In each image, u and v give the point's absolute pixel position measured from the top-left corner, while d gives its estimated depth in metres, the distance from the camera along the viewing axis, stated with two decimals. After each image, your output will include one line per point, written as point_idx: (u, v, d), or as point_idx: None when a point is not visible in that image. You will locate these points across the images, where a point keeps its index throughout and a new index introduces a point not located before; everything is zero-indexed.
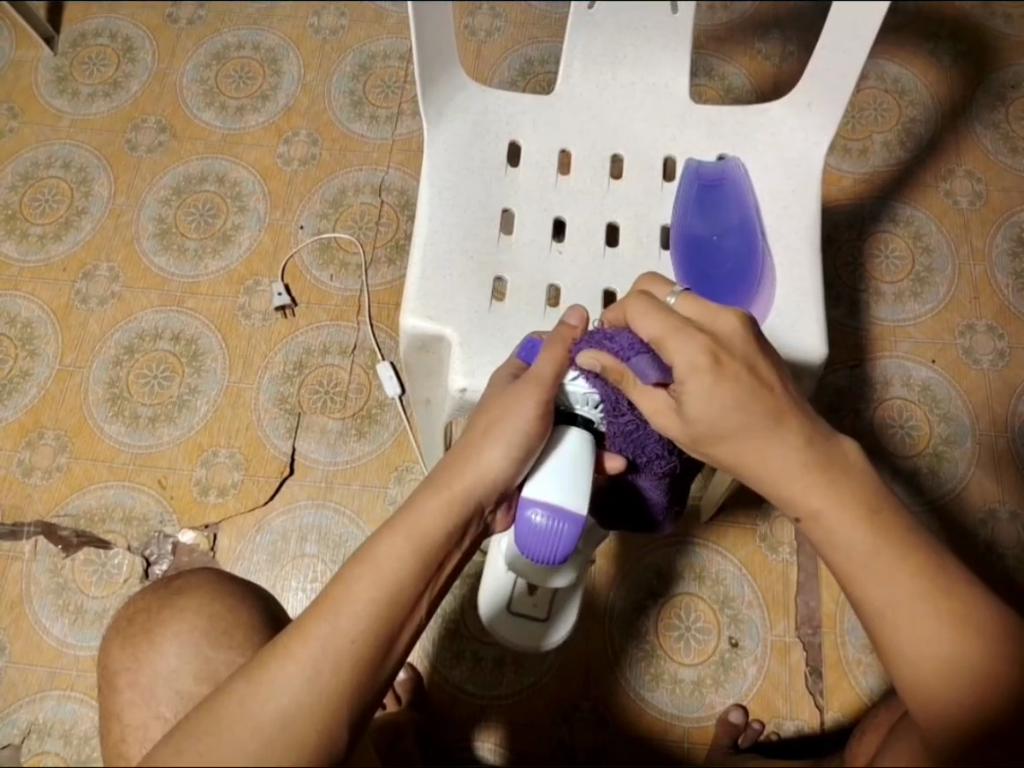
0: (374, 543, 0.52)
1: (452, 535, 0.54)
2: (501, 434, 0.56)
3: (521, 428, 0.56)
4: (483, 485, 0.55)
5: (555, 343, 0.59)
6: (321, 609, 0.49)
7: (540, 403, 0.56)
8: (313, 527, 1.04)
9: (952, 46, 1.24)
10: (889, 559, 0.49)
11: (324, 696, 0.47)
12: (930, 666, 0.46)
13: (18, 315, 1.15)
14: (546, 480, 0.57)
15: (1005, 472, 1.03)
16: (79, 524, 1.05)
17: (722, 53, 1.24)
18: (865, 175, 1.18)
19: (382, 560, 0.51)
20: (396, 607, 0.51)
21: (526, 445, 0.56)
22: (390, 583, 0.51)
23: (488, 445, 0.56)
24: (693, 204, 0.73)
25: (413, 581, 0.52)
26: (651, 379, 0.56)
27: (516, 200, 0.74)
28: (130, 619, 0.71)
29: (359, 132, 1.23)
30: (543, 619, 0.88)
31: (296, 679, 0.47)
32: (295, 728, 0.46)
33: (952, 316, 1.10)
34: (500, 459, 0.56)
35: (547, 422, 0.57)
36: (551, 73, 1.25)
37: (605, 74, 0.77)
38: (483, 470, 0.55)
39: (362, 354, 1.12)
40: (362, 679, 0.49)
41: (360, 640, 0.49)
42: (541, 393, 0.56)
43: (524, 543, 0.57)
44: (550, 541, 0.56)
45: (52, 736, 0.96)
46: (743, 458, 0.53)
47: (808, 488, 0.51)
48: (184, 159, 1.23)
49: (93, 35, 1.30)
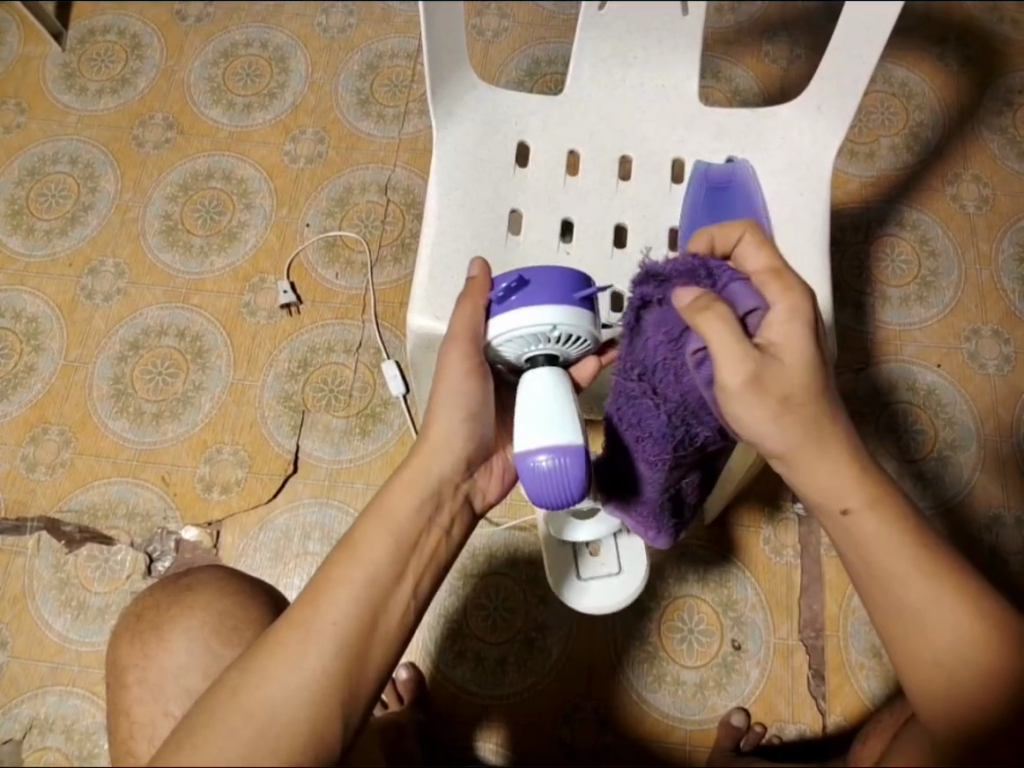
0: (353, 529, 0.55)
1: (425, 511, 0.57)
2: (442, 400, 0.60)
3: (458, 391, 0.60)
4: (445, 458, 0.59)
5: (466, 297, 0.61)
6: (306, 598, 0.51)
7: (466, 356, 0.60)
8: (316, 525, 1.04)
9: (960, 51, 1.24)
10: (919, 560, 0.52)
11: (315, 680, 0.48)
12: (949, 665, 0.51)
13: (23, 310, 1.15)
14: (533, 422, 0.57)
15: (1011, 477, 1.03)
16: (82, 519, 1.05)
17: (730, 56, 1.24)
18: (871, 179, 1.18)
19: (360, 544, 0.53)
20: (378, 587, 0.52)
21: (470, 403, 0.60)
22: (368, 564, 0.53)
23: (439, 419, 0.60)
24: (702, 204, 0.72)
25: (391, 561, 0.53)
26: (744, 305, 0.55)
27: (524, 199, 0.74)
28: (137, 616, 0.71)
29: (366, 131, 1.23)
30: (618, 573, 0.85)
31: (285, 666, 0.48)
32: (287, 714, 0.47)
33: (958, 320, 1.10)
34: (450, 424, 0.60)
35: (481, 371, 0.61)
36: (558, 73, 1.25)
37: (614, 75, 0.77)
38: (439, 445, 0.59)
39: (366, 352, 1.12)
40: (352, 664, 0.49)
41: (346, 625, 0.50)
42: (467, 350, 0.60)
43: (533, 488, 0.57)
44: (556, 477, 0.56)
45: (53, 732, 0.96)
46: (801, 445, 0.53)
47: (859, 487, 0.53)
48: (191, 156, 1.23)
49: (102, 31, 1.30)
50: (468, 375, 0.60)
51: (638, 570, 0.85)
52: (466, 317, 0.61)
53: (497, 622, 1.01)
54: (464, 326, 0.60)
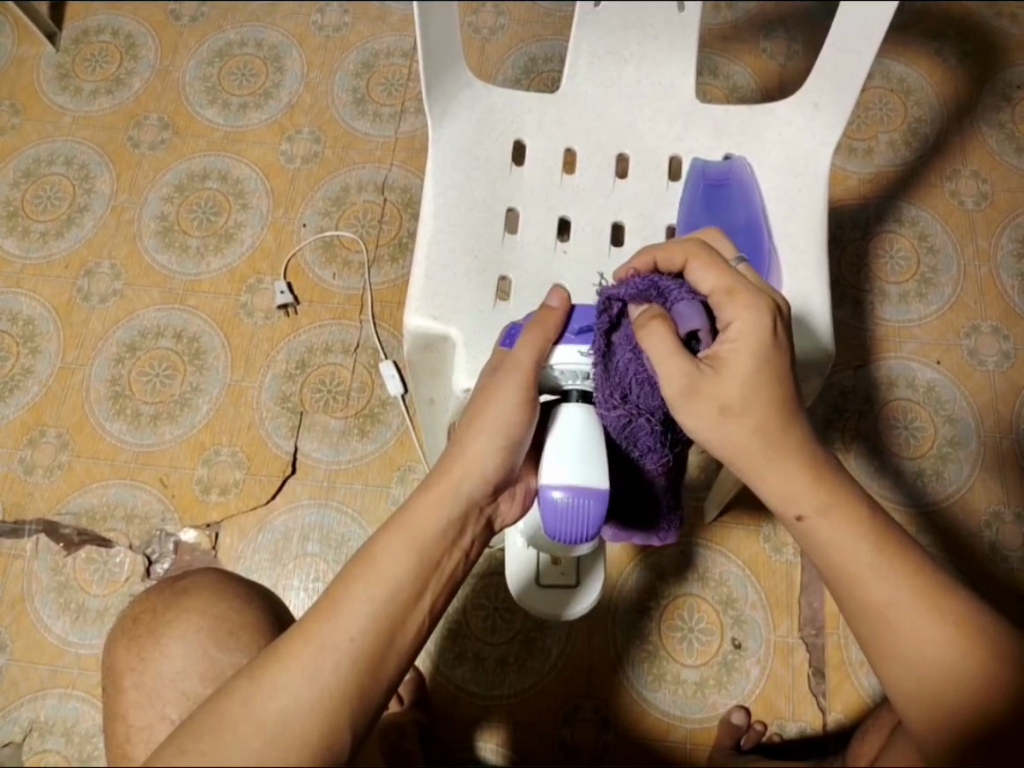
0: (372, 543, 0.54)
1: (447, 531, 0.56)
2: (486, 423, 0.57)
3: (502, 417, 0.57)
4: (473, 480, 0.57)
5: (535, 325, 0.59)
6: (320, 610, 0.51)
7: (522, 386, 0.57)
8: (315, 526, 1.04)
9: (958, 46, 1.24)
10: (888, 561, 0.53)
11: (326, 693, 0.47)
12: (940, 677, 0.51)
13: (19, 313, 1.15)
14: (561, 458, 0.56)
15: (1011, 473, 1.03)
16: (80, 522, 1.04)
17: (727, 53, 1.23)
18: (870, 175, 1.17)
19: (382, 559, 0.53)
20: (396, 604, 0.52)
21: (513, 434, 0.58)
22: (388, 580, 0.52)
23: (472, 441, 0.57)
24: (699, 204, 0.72)
25: (412, 579, 0.53)
26: (691, 325, 0.55)
27: (520, 198, 0.74)
28: (135, 619, 0.70)
29: (362, 130, 1.23)
30: (577, 584, 0.74)
31: (297, 676, 0.47)
32: (297, 725, 0.46)
33: (957, 317, 1.10)
34: (487, 449, 0.57)
35: (533, 403, 0.58)
36: (555, 71, 1.24)
37: (610, 73, 0.76)
38: (469, 466, 0.57)
39: (364, 353, 1.11)
40: (364, 678, 0.49)
41: (361, 638, 0.50)
42: (525, 381, 0.57)
43: (552, 526, 0.56)
44: (579, 518, 0.55)
45: (53, 735, 0.95)
46: (754, 453, 0.54)
47: (813, 496, 0.53)
48: (187, 157, 1.22)
49: (95, 31, 1.30)
50: (521, 402, 0.57)
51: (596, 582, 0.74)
52: (527, 343, 0.58)
53: (497, 622, 1.01)
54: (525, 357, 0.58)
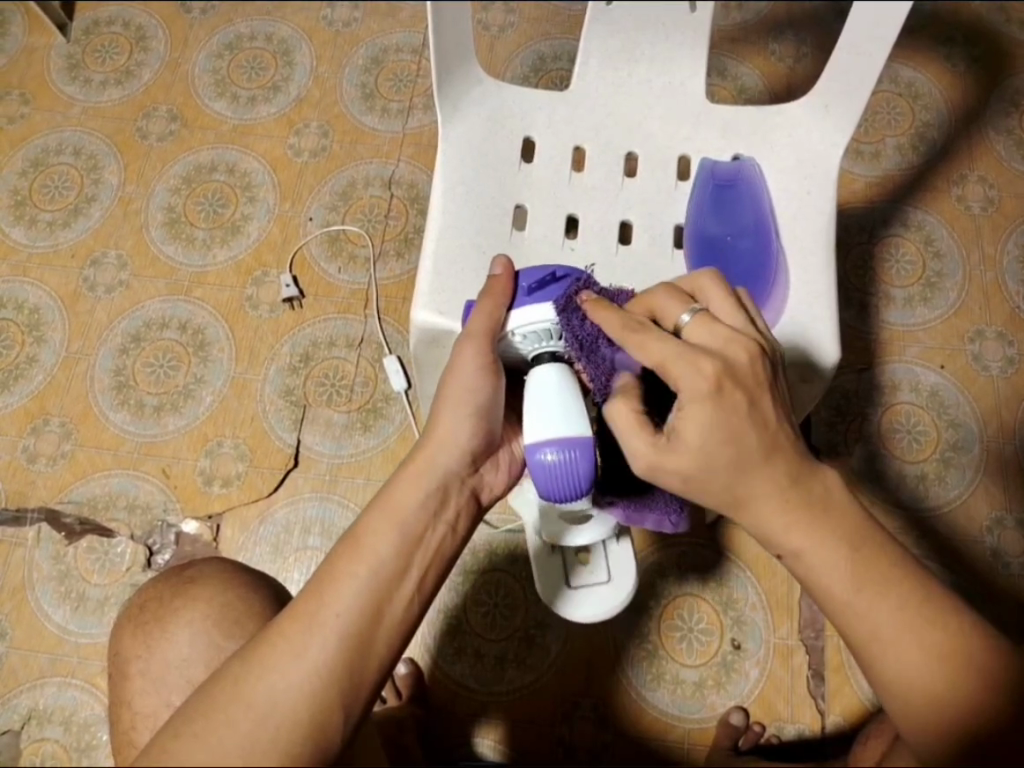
0: (355, 523, 0.54)
1: (429, 503, 0.56)
2: (454, 396, 0.59)
3: (469, 388, 0.59)
4: (447, 452, 0.58)
5: (487, 296, 0.61)
6: (307, 592, 0.51)
7: (480, 352, 0.59)
8: (317, 520, 1.04)
9: (968, 51, 1.24)
10: (870, 584, 0.52)
11: (317, 673, 0.48)
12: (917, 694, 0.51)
13: (25, 301, 1.15)
14: (544, 418, 0.57)
15: (1014, 480, 1.03)
16: (82, 511, 1.05)
17: (736, 54, 1.23)
18: (876, 179, 1.17)
19: (365, 539, 0.53)
20: (381, 580, 0.52)
21: (481, 402, 0.59)
22: (371, 557, 0.52)
23: (443, 416, 0.59)
24: (707, 204, 0.73)
25: (396, 555, 0.53)
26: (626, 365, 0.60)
27: (529, 195, 0.74)
28: (140, 607, 0.71)
29: (370, 125, 1.23)
30: (607, 582, 0.78)
31: (286, 657, 0.48)
32: (288, 704, 0.47)
33: (962, 322, 1.10)
34: (456, 421, 0.59)
35: (495, 368, 0.59)
36: (564, 70, 1.25)
37: (621, 71, 0.76)
38: (442, 440, 0.59)
39: (368, 348, 1.11)
40: (354, 657, 0.49)
41: (348, 616, 0.50)
42: (482, 347, 0.59)
43: (544, 484, 0.57)
44: (569, 470, 0.56)
45: (52, 723, 0.95)
46: (721, 494, 0.53)
47: (797, 527, 0.53)
48: (194, 149, 1.22)
49: (105, 23, 1.30)
50: (484, 370, 0.59)
51: (626, 580, 0.78)
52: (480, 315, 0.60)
53: (496, 619, 1.01)
54: (480, 324, 0.59)
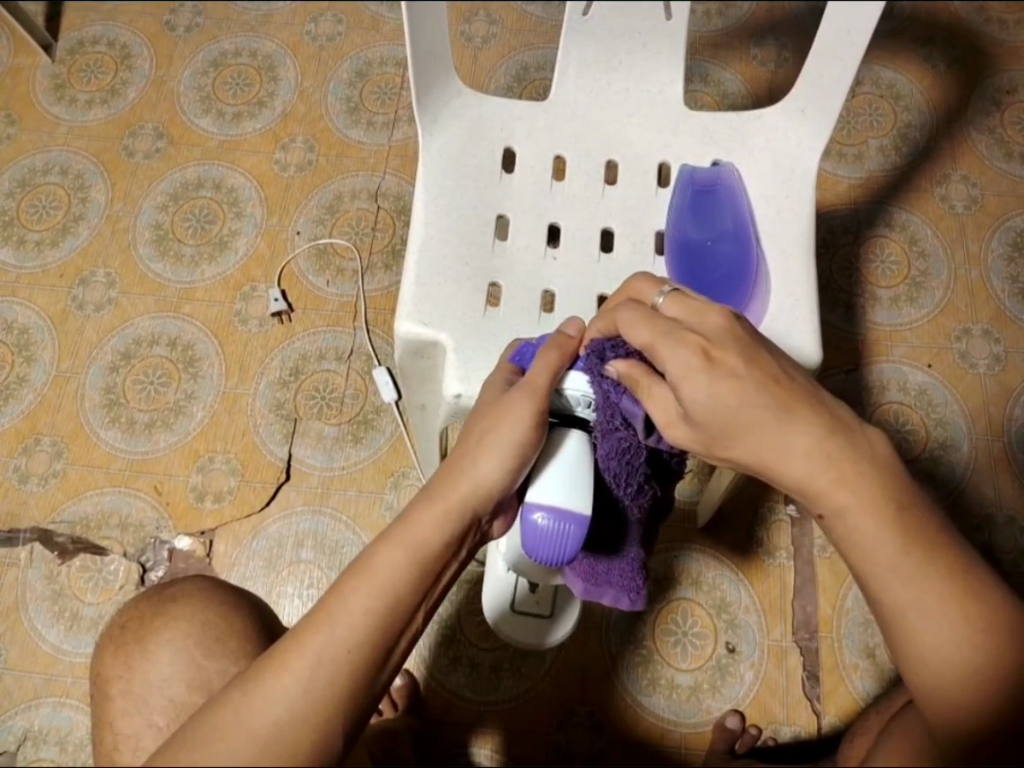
0: (371, 552, 0.52)
1: (451, 547, 0.53)
2: (497, 442, 0.55)
3: (515, 437, 0.55)
4: (480, 496, 0.54)
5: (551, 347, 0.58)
6: (315, 618, 0.49)
7: (535, 411, 0.55)
8: (309, 533, 1.04)
9: (947, 52, 1.25)
10: (917, 552, 0.47)
11: (319, 705, 0.47)
12: (946, 674, 0.45)
13: (14, 322, 1.15)
14: (546, 479, 0.56)
15: (1003, 476, 1.03)
16: (75, 530, 1.05)
17: (717, 59, 1.24)
18: (859, 181, 1.18)
19: (380, 574, 0.51)
20: (392, 620, 0.50)
21: (520, 452, 0.55)
22: (386, 594, 0.50)
23: (482, 455, 0.55)
24: (687, 209, 0.73)
25: (409, 596, 0.51)
26: None
27: (510, 205, 0.74)
28: (121, 627, 0.70)
29: (355, 138, 1.23)
30: (549, 614, 0.89)
31: (291, 690, 0.47)
32: (290, 739, 0.46)
33: (948, 320, 1.11)
34: (496, 468, 0.55)
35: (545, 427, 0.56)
36: (547, 79, 1.25)
37: (599, 80, 0.77)
38: (477, 482, 0.54)
39: (358, 360, 1.12)
40: (357, 691, 0.48)
41: (356, 651, 0.49)
42: (537, 401, 0.55)
43: (530, 544, 0.56)
44: (556, 542, 0.56)
45: (46, 744, 0.95)
46: (759, 460, 0.50)
47: (839, 491, 0.48)
48: (181, 165, 1.23)
49: (91, 42, 1.31)
50: (534, 429, 0.55)
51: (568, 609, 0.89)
52: (539, 367, 0.57)
53: (489, 629, 1.01)
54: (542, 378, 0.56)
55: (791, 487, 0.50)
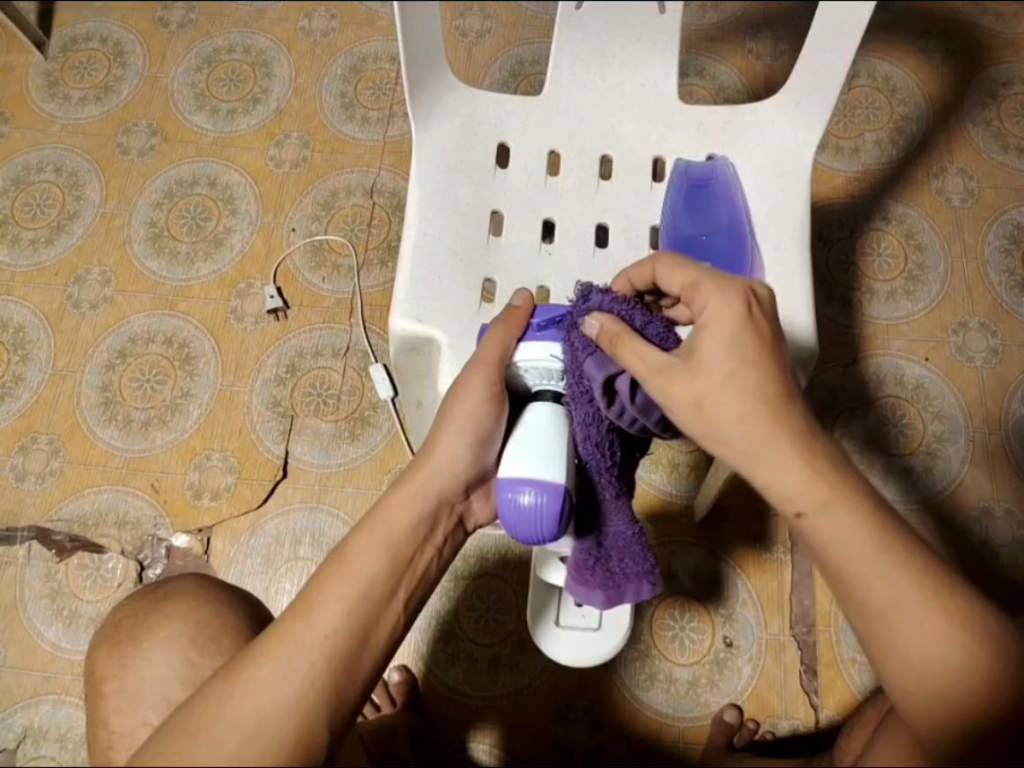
0: (346, 544, 0.54)
1: (420, 528, 0.56)
2: (452, 422, 0.58)
3: (471, 415, 0.58)
4: (444, 478, 0.58)
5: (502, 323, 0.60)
6: (295, 609, 0.50)
7: (486, 386, 0.57)
8: (307, 530, 1.04)
9: (943, 44, 1.24)
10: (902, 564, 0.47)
11: (302, 692, 0.47)
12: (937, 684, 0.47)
13: (10, 321, 1.15)
14: (525, 455, 0.55)
15: (1000, 470, 1.03)
16: (73, 528, 1.05)
17: (713, 53, 1.24)
18: (856, 174, 1.18)
19: (355, 559, 0.53)
20: (369, 602, 0.51)
21: (480, 431, 0.58)
22: (362, 578, 0.52)
23: (442, 438, 0.58)
24: (681, 206, 0.73)
25: (385, 578, 0.53)
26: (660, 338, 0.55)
27: (504, 200, 0.74)
28: (120, 624, 0.70)
29: (350, 134, 1.23)
30: (597, 628, 0.76)
31: (273, 678, 0.47)
32: (274, 727, 0.46)
33: (945, 314, 1.10)
34: (456, 447, 0.58)
35: (500, 398, 0.58)
36: (542, 73, 1.25)
37: (593, 73, 0.77)
38: (439, 465, 0.58)
39: (355, 356, 1.12)
40: (339, 677, 0.49)
41: (336, 636, 0.49)
42: (491, 377, 0.58)
43: (511, 523, 0.54)
44: (532, 518, 0.54)
45: (46, 742, 0.95)
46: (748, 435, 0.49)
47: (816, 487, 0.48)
48: (176, 162, 1.23)
49: (84, 39, 1.30)
50: (489, 402, 0.58)
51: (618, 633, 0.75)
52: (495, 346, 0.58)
53: (488, 624, 1.01)
54: (492, 352, 0.58)
55: (767, 474, 0.49)
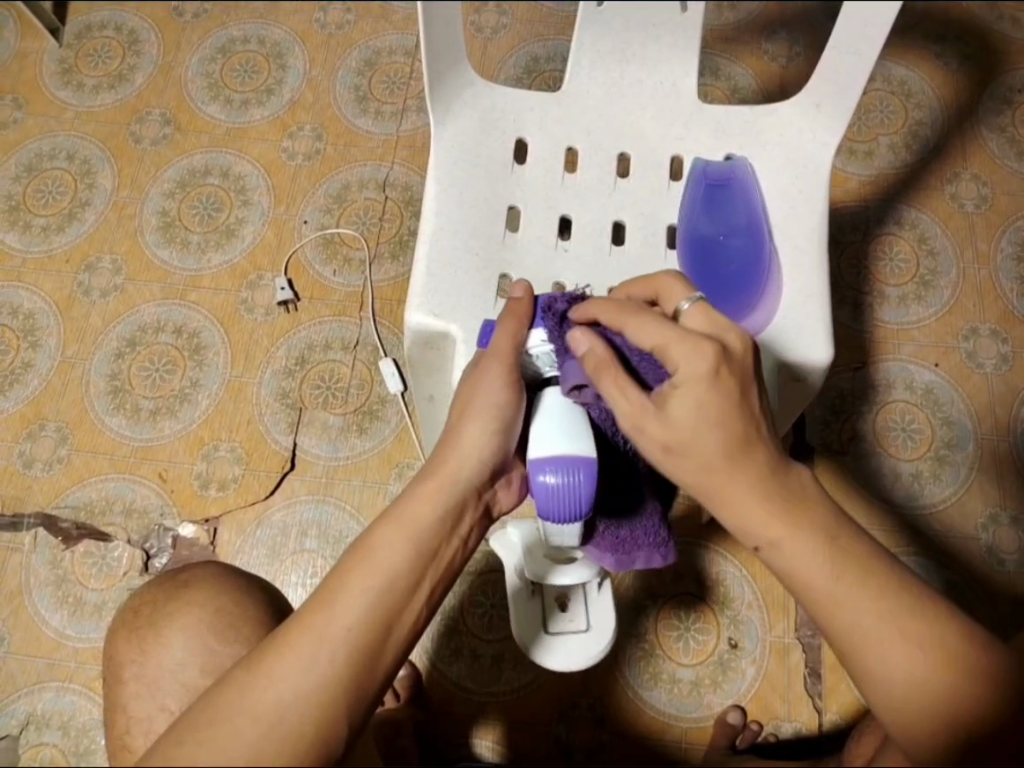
0: (369, 535, 0.53)
1: (446, 519, 0.55)
2: (476, 412, 0.58)
3: (495, 401, 0.58)
4: (469, 468, 0.57)
5: (508, 317, 0.60)
6: (317, 602, 0.50)
7: (504, 374, 0.58)
8: (313, 522, 1.04)
9: (959, 49, 1.24)
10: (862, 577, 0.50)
11: (324, 685, 0.47)
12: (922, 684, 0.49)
13: (20, 307, 1.15)
14: (548, 435, 0.55)
15: (1007, 477, 1.03)
16: (80, 515, 1.05)
17: (728, 53, 1.24)
18: (870, 178, 1.18)
19: (378, 552, 0.52)
20: (392, 595, 0.51)
21: (503, 418, 0.58)
22: (384, 571, 0.51)
23: (466, 427, 0.58)
24: (700, 203, 0.73)
25: (409, 570, 0.52)
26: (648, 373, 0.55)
27: (521, 196, 0.74)
28: (134, 611, 0.70)
29: (364, 128, 1.23)
30: (585, 629, 0.76)
31: (294, 670, 0.47)
32: (295, 720, 0.46)
33: (956, 319, 1.10)
34: (481, 436, 0.58)
35: (520, 387, 0.59)
36: (557, 71, 1.25)
37: (613, 71, 0.77)
38: (464, 454, 0.57)
39: (364, 350, 1.12)
40: (361, 671, 0.49)
41: (357, 629, 0.49)
42: (507, 364, 0.58)
43: (541, 503, 0.55)
44: (567, 494, 0.54)
45: (50, 727, 0.95)
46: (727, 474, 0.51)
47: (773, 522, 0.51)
48: (188, 152, 1.23)
49: (98, 27, 1.30)
50: (509, 387, 0.58)
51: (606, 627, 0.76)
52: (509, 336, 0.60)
53: (493, 620, 1.01)
54: (506, 342, 0.59)
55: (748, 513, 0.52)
